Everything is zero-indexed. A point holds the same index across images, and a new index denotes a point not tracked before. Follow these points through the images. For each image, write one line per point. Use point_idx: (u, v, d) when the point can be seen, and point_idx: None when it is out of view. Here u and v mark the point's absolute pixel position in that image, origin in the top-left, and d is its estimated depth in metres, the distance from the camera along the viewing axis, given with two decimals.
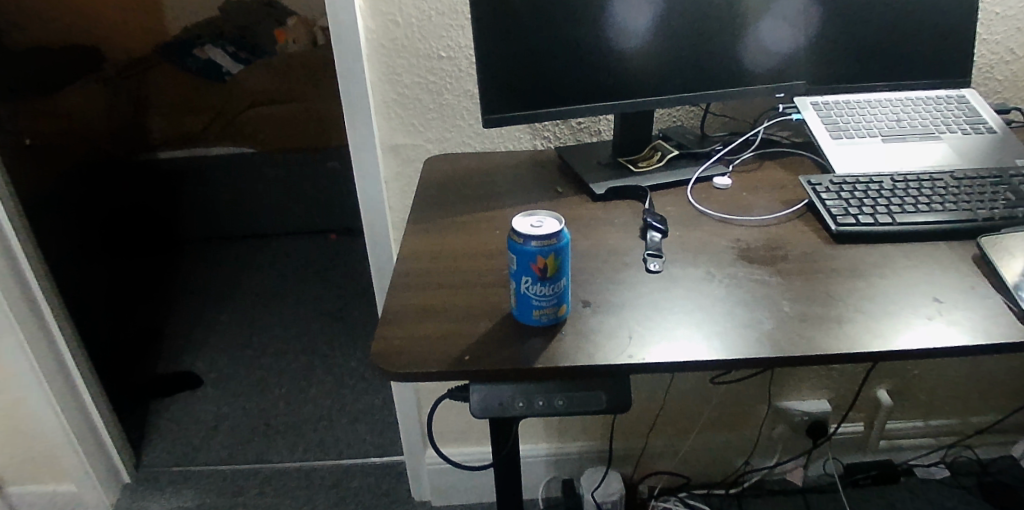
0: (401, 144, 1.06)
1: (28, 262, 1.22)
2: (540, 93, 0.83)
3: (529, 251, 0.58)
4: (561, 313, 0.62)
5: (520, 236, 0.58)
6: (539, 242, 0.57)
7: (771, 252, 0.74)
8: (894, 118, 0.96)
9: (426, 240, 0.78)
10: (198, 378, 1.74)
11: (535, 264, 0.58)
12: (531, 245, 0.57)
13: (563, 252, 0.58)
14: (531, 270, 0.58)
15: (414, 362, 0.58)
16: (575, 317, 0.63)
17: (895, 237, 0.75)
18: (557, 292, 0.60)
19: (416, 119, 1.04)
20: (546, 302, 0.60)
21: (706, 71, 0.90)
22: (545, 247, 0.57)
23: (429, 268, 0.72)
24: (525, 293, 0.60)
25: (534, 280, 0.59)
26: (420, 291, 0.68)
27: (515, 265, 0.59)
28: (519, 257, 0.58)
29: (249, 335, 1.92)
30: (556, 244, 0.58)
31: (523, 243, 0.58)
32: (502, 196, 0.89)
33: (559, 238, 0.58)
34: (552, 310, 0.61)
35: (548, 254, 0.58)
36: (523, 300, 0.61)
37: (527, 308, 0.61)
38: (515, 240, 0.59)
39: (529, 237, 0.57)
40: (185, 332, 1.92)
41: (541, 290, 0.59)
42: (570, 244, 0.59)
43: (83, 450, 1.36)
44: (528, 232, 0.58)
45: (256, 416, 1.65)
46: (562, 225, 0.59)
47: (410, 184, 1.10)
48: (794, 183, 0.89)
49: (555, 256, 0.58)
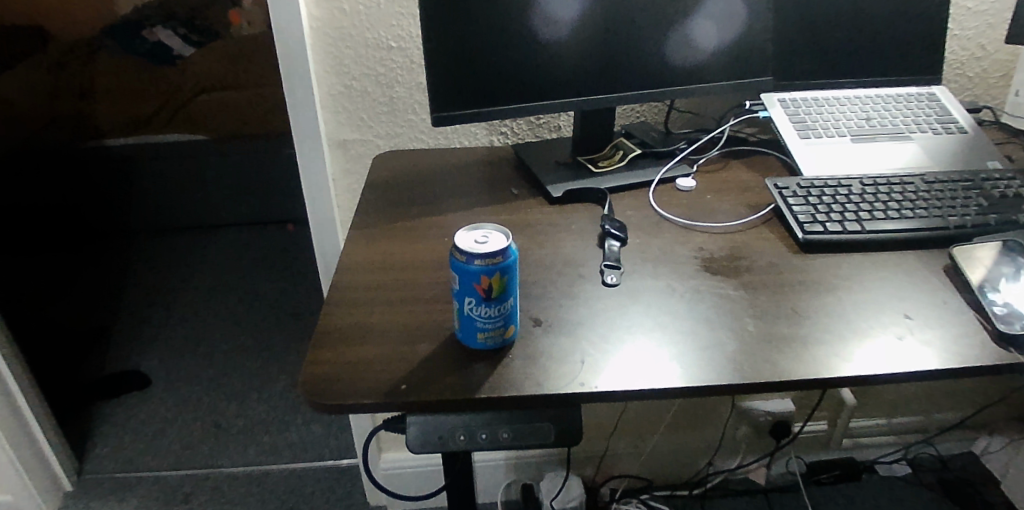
0: (349, 139, 1.00)
1: None
2: (494, 88, 0.78)
3: (471, 270, 0.52)
4: (508, 337, 0.57)
5: (462, 253, 0.53)
6: (482, 260, 0.52)
7: (735, 262, 0.70)
8: (864, 116, 0.93)
9: (368, 248, 0.72)
10: (147, 379, 1.65)
11: (478, 284, 0.53)
12: (473, 263, 0.52)
13: (510, 271, 0.54)
14: (474, 291, 0.53)
15: (345, 392, 0.53)
16: (524, 339, 0.59)
17: (863, 246, 0.72)
18: (503, 314, 0.55)
19: (364, 112, 0.97)
20: (491, 325, 0.55)
21: (671, 66, 0.85)
22: (489, 266, 0.52)
23: (369, 280, 0.67)
24: (468, 315, 0.55)
25: (477, 301, 0.54)
26: (357, 307, 0.63)
27: (457, 285, 0.54)
28: (460, 276, 0.53)
29: (201, 332, 1.83)
30: (501, 262, 0.53)
31: (465, 261, 0.53)
32: (453, 199, 0.83)
33: (504, 255, 0.53)
34: (498, 334, 0.56)
35: (492, 273, 0.52)
36: (466, 322, 0.55)
37: (470, 331, 0.56)
38: (457, 258, 0.53)
39: (470, 255, 0.52)
40: (133, 329, 1.82)
41: (485, 312, 0.54)
42: (517, 261, 0.54)
43: (22, 462, 1.27)
44: (470, 249, 0.52)
45: (208, 418, 1.57)
46: (509, 240, 0.54)
47: (359, 181, 1.04)
48: (760, 186, 0.85)
49: (500, 275, 0.53)
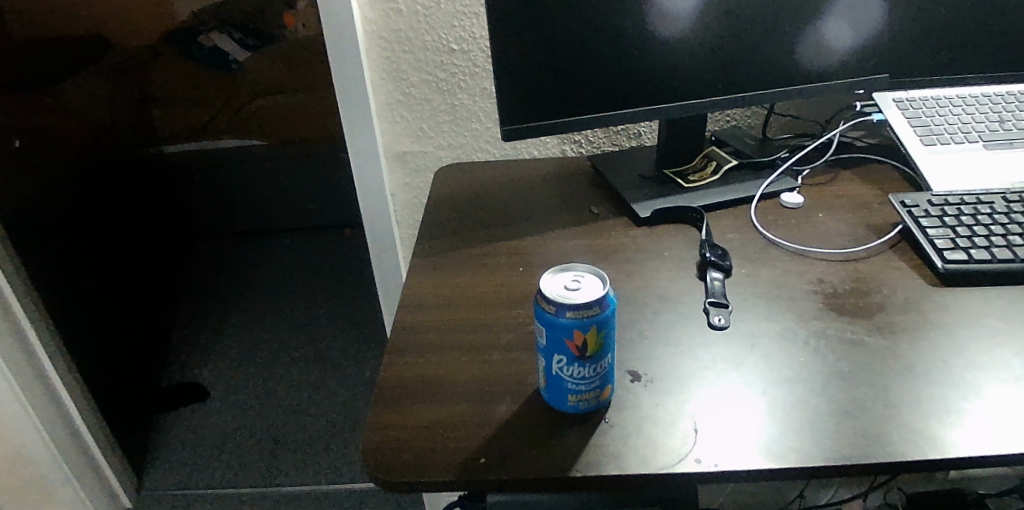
0: (410, 152, 0.92)
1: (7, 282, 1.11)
2: (572, 96, 0.69)
3: (562, 325, 0.44)
4: (605, 397, 0.48)
5: (550, 303, 0.44)
6: (574, 312, 0.43)
7: (863, 299, 0.59)
8: (998, 118, 0.80)
9: (436, 281, 0.64)
10: (206, 390, 1.64)
11: (570, 340, 0.44)
12: (563, 317, 0.44)
13: (607, 323, 0.45)
14: (565, 348, 0.45)
15: (416, 465, 0.45)
16: (623, 399, 0.50)
17: (1019, 277, 0.60)
18: (600, 373, 0.46)
19: (425, 122, 0.90)
20: (585, 387, 0.46)
21: (774, 65, 0.74)
22: (583, 320, 0.44)
23: (440, 321, 0.59)
24: (557, 375, 0.46)
25: (568, 360, 0.45)
26: (427, 354, 0.55)
27: (544, 339, 0.46)
28: (548, 331, 0.45)
29: (259, 342, 1.81)
30: (598, 315, 0.44)
31: (554, 314, 0.44)
32: (526, 220, 0.75)
33: (602, 306, 0.44)
34: (592, 395, 0.47)
35: (587, 328, 0.44)
36: (554, 382, 0.47)
37: (559, 392, 0.48)
38: (544, 308, 0.45)
39: (560, 306, 0.44)
40: (193, 339, 1.83)
41: (579, 371, 0.46)
42: (615, 310, 0.45)
43: (78, 477, 1.26)
44: (559, 300, 0.44)
45: (265, 433, 1.54)
46: (605, 286, 0.45)
47: (421, 196, 0.97)
48: (879, 201, 0.74)
49: (597, 330, 0.44)
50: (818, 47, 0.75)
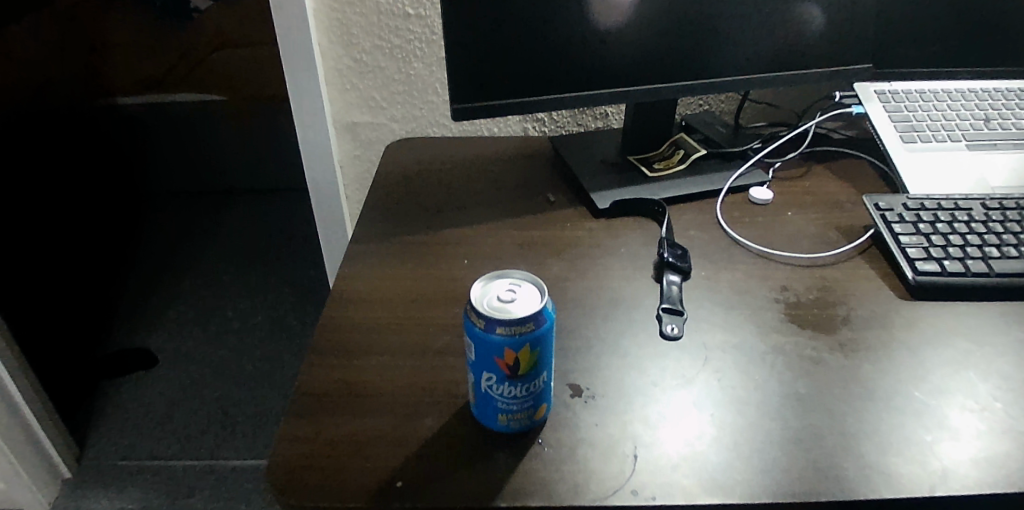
0: (359, 123, 0.86)
1: None
2: (532, 73, 0.63)
3: (491, 342, 0.39)
4: (539, 417, 0.44)
5: (479, 317, 0.39)
6: (506, 329, 0.39)
7: (828, 309, 0.55)
8: (980, 115, 0.75)
9: (371, 272, 0.59)
10: (154, 357, 1.50)
11: (500, 358, 0.39)
12: (493, 334, 0.39)
13: (544, 341, 0.40)
14: (494, 365, 0.40)
15: (324, 489, 0.40)
16: (561, 417, 0.45)
17: (990, 292, 0.56)
18: (533, 394, 0.42)
19: (377, 92, 0.83)
20: (516, 407, 0.42)
21: (750, 50, 0.69)
22: (515, 338, 0.39)
23: (370, 319, 0.54)
24: (485, 393, 0.42)
25: (497, 379, 0.41)
26: (351, 357, 0.50)
27: (473, 354, 0.41)
28: (476, 347, 0.40)
29: (213, 304, 1.68)
30: (533, 333, 0.39)
31: (484, 329, 0.39)
32: (478, 205, 0.69)
33: (538, 321, 0.39)
34: (524, 416, 0.43)
35: (519, 346, 0.39)
36: (483, 400, 0.43)
37: (487, 411, 0.43)
38: (473, 322, 0.40)
39: (490, 321, 0.39)
40: (142, 301, 1.68)
41: (509, 391, 0.41)
42: (553, 325, 0.40)
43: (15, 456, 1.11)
44: (489, 313, 0.39)
45: (215, 405, 1.40)
46: (544, 298, 0.40)
47: (371, 170, 0.90)
48: (852, 201, 0.70)
49: (532, 348, 0.39)
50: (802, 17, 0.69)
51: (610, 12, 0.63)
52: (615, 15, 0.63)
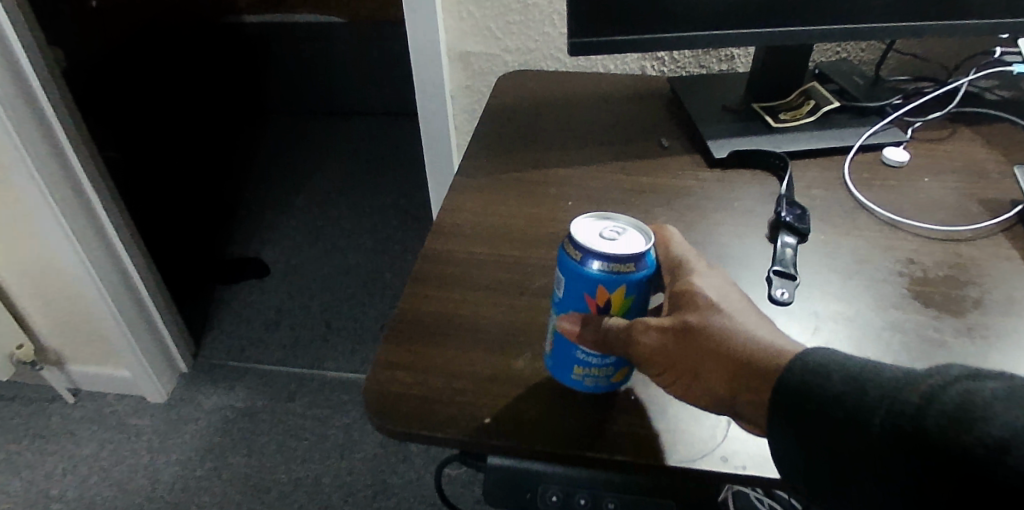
0: (473, 53, 0.85)
1: (64, 131, 1.00)
2: (656, 10, 0.59)
3: (584, 277, 0.39)
4: (617, 380, 0.42)
5: (577, 248, 0.39)
6: (603, 265, 0.38)
7: (960, 289, 0.50)
8: None
9: (475, 207, 0.59)
10: (265, 267, 1.60)
11: (591, 296, 0.39)
12: (587, 268, 0.39)
13: (640, 288, 0.39)
14: (584, 304, 0.40)
15: (416, 415, 0.42)
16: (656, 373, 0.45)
17: None
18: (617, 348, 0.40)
19: (492, 21, 0.81)
20: (597, 360, 0.41)
21: None
22: (612, 275, 0.38)
23: (473, 253, 0.54)
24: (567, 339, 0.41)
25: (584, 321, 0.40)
26: (453, 289, 0.51)
27: (562, 289, 0.41)
28: (566, 280, 0.40)
29: (320, 222, 1.76)
30: (630, 276, 0.38)
31: (580, 262, 0.39)
32: (586, 146, 0.67)
33: (637, 265, 0.38)
34: (603, 371, 0.41)
35: (613, 287, 0.38)
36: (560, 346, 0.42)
37: (563, 359, 0.42)
38: (569, 253, 0.39)
39: (588, 252, 0.38)
40: (257, 214, 1.78)
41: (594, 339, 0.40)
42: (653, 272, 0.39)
43: (139, 343, 1.23)
44: (586, 246, 0.38)
45: (317, 317, 1.49)
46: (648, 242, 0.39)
47: (481, 101, 0.89)
48: (1004, 172, 0.63)
49: (627, 291, 0.39)
50: None
51: None
52: None
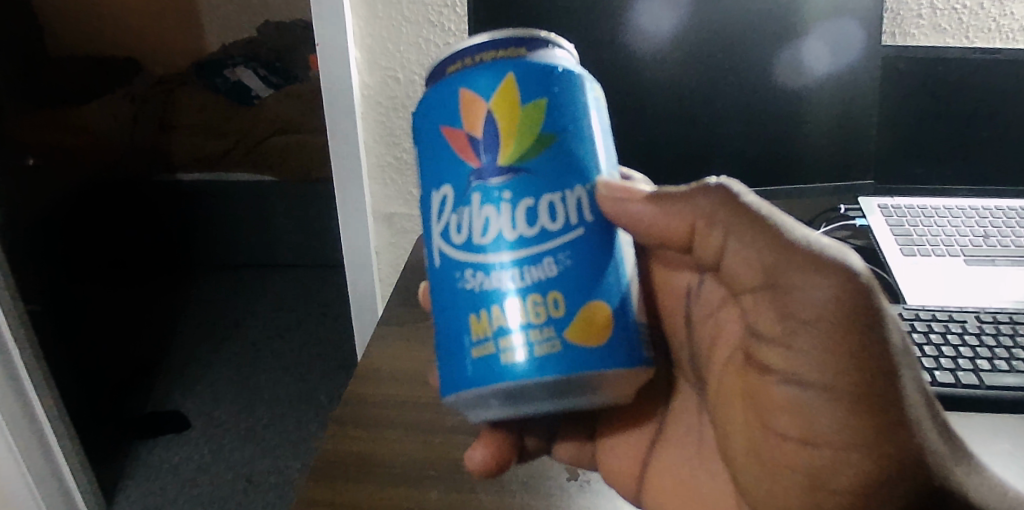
0: (397, 214, 0.93)
1: None
2: None
3: (445, 100, 0.39)
4: (566, 342, 0.37)
5: (433, 77, 0.40)
6: (457, 66, 0.39)
7: None
8: (979, 232, 0.79)
9: (398, 353, 0.65)
10: (187, 420, 1.54)
11: (458, 127, 0.38)
12: (448, 82, 0.39)
13: (536, 96, 0.38)
14: (451, 142, 0.38)
15: None
16: (636, 367, 0.39)
17: (979, 405, 0.59)
18: (548, 264, 0.37)
19: (413, 187, 0.91)
20: (521, 286, 0.37)
21: (756, 164, 0.75)
22: (484, 68, 0.38)
23: (392, 396, 0.59)
24: (460, 252, 0.39)
25: (466, 180, 0.38)
26: (374, 429, 0.55)
27: (430, 136, 0.40)
28: (427, 127, 0.40)
29: (247, 373, 1.74)
30: (511, 65, 0.38)
31: (439, 83, 0.39)
32: None
33: (505, 50, 0.38)
34: (541, 327, 0.37)
35: (478, 77, 0.38)
36: (459, 303, 0.39)
37: (468, 333, 0.38)
38: (427, 91, 0.41)
39: (446, 62, 0.40)
40: (182, 367, 1.74)
41: (498, 218, 0.37)
42: (546, 75, 0.38)
43: (45, 503, 1.15)
44: (438, 70, 0.40)
45: (238, 471, 1.43)
46: (541, 49, 0.39)
47: (404, 257, 0.97)
48: None
49: (511, 95, 0.37)
50: (819, 54, 0.72)
51: (649, 40, 0.70)
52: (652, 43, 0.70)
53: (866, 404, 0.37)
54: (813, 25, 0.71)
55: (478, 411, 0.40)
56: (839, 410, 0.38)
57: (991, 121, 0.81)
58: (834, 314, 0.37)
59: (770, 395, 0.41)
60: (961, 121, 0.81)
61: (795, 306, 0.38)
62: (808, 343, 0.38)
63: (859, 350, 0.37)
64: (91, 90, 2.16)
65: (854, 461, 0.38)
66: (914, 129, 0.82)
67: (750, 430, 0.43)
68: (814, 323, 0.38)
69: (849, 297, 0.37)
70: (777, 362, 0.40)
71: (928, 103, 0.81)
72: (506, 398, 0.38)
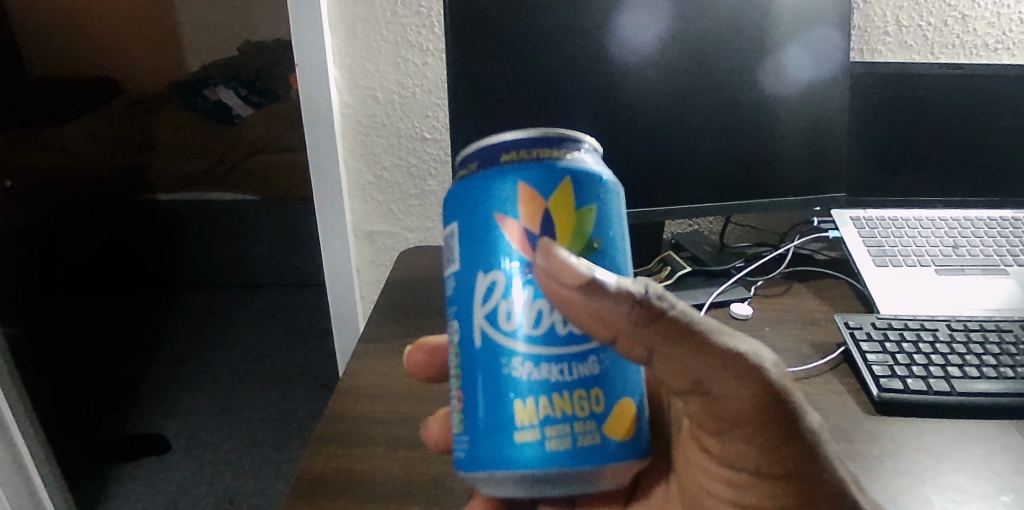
0: (378, 231, 0.94)
1: None
2: None
3: (502, 188, 0.39)
4: (607, 437, 0.38)
5: (480, 161, 0.41)
6: (513, 158, 0.40)
7: None
8: (948, 243, 0.81)
9: (379, 371, 0.65)
10: (168, 441, 1.52)
11: (513, 219, 0.39)
12: (505, 171, 0.39)
13: (590, 202, 0.40)
14: (505, 232, 0.39)
15: None
16: (651, 454, 0.41)
17: (951, 411, 0.60)
18: (592, 362, 0.39)
19: (394, 204, 0.92)
20: (569, 380, 0.38)
21: (732, 178, 0.76)
22: (543, 166, 0.39)
23: (373, 413, 0.59)
24: (506, 339, 0.39)
25: (519, 270, 0.39)
26: (355, 449, 0.55)
27: (477, 220, 0.40)
28: (476, 209, 0.40)
29: (228, 393, 1.71)
30: (570, 169, 0.39)
31: (489, 172, 0.40)
32: None
33: (561, 152, 0.40)
34: (584, 422, 0.38)
35: (538, 175, 0.39)
36: (492, 388, 0.39)
37: (511, 417, 0.38)
38: (472, 174, 0.41)
39: (499, 150, 0.40)
40: (162, 388, 1.72)
41: (551, 314, 0.39)
42: (598, 186, 0.40)
43: None
44: (489, 155, 0.40)
45: (219, 493, 1.41)
46: (589, 159, 0.41)
47: (385, 274, 0.97)
48: (828, 319, 0.75)
49: (568, 197, 0.39)
50: (799, 61, 0.74)
51: (631, 50, 0.71)
52: (633, 53, 0.71)
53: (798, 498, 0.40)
54: (789, 35, 0.73)
55: (499, 489, 0.40)
56: (773, 496, 0.41)
57: (957, 135, 0.84)
58: (764, 423, 0.39)
59: (703, 472, 0.43)
60: (928, 135, 0.84)
61: (724, 413, 0.40)
62: (745, 443, 0.40)
63: (786, 439, 0.40)
64: (68, 110, 2.14)
65: None
66: (883, 141, 0.84)
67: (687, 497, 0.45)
68: (751, 428, 0.40)
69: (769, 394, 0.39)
70: (714, 450, 0.42)
71: (896, 118, 0.83)
72: (528, 483, 0.39)
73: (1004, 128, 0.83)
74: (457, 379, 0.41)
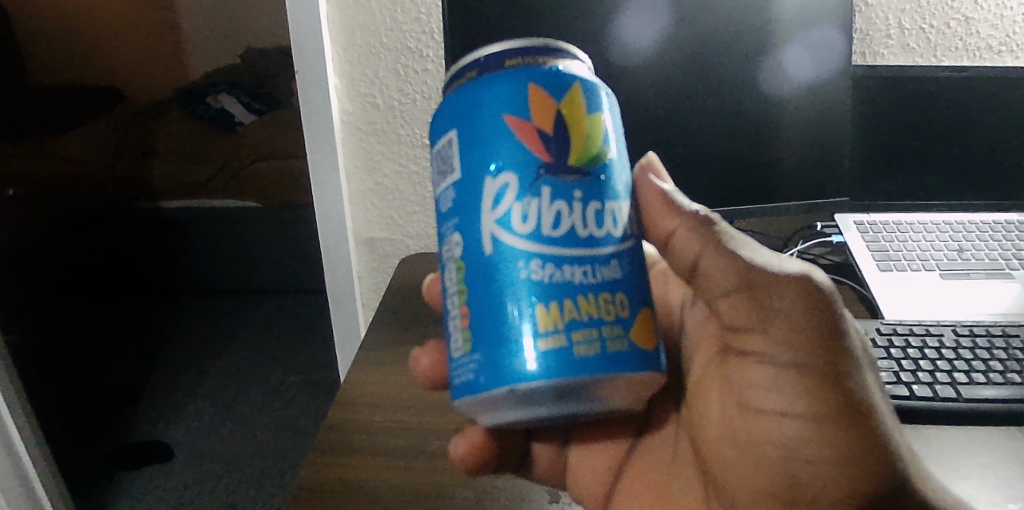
0: (378, 238, 0.93)
1: None
2: None
3: (511, 89, 0.38)
4: (635, 344, 0.38)
5: (480, 66, 0.39)
6: (519, 60, 0.39)
7: None
8: (953, 247, 0.80)
9: (380, 379, 0.64)
10: (171, 449, 1.52)
11: (525, 119, 0.38)
12: (513, 74, 0.38)
13: (597, 110, 0.40)
14: (516, 133, 0.38)
15: None
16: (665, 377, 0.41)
17: (957, 418, 0.59)
18: (614, 266, 0.39)
19: (394, 212, 0.91)
20: (592, 283, 0.38)
21: (733, 183, 0.76)
22: (553, 70, 0.39)
23: (373, 422, 0.59)
24: (523, 240, 0.38)
25: (534, 171, 0.38)
26: (356, 457, 0.55)
27: (485, 122, 0.38)
28: (482, 112, 0.39)
29: (231, 400, 1.71)
30: (578, 76, 0.39)
31: (492, 75, 0.39)
32: None
33: (565, 60, 0.40)
34: (611, 324, 0.37)
35: (548, 77, 0.38)
36: (509, 293, 0.38)
37: (531, 325, 0.37)
38: (473, 80, 0.39)
39: (500, 55, 0.39)
40: (165, 396, 1.72)
41: (570, 214, 0.38)
42: (602, 97, 0.41)
43: None
44: (490, 60, 0.39)
45: (222, 501, 1.41)
46: (591, 70, 0.41)
47: (385, 281, 0.97)
48: None
49: (578, 100, 0.39)
50: (797, 62, 0.73)
51: (628, 54, 0.71)
52: (630, 56, 0.71)
53: (834, 387, 0.42)
54: (787, 37, 0.73)
55: (513, 407, 0.39)
56: (806, 393, 0.42)
57: (958, 138, 0.83)
58: (801, 310, 0.42)
59: (739, 377, 0.45)
60: (930, 138, 0.83)
61: (765, 307, 0.42)
62: (783, 338, 0.42)
63: (824, 338, 0.42)
64: (71, 119, 2.15)
65: (827, 435, 0.42)
66: (885, 145, 0.84)
67: (727, 415, 0.47)
68: (787, 316, 0.42)
69: (812, 295, 0.42)
70: (754, 347, 0.44)
71: (897, 122, 0.83)
72: (550, 395, 0.37)
73: (1007, 131, 0.83)
74: (465, 295, 0.40)
